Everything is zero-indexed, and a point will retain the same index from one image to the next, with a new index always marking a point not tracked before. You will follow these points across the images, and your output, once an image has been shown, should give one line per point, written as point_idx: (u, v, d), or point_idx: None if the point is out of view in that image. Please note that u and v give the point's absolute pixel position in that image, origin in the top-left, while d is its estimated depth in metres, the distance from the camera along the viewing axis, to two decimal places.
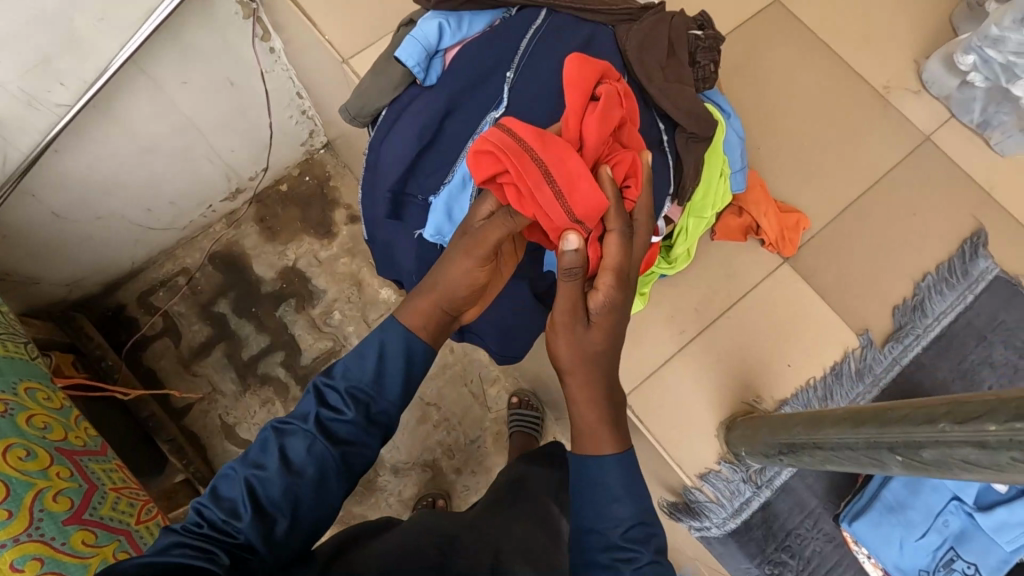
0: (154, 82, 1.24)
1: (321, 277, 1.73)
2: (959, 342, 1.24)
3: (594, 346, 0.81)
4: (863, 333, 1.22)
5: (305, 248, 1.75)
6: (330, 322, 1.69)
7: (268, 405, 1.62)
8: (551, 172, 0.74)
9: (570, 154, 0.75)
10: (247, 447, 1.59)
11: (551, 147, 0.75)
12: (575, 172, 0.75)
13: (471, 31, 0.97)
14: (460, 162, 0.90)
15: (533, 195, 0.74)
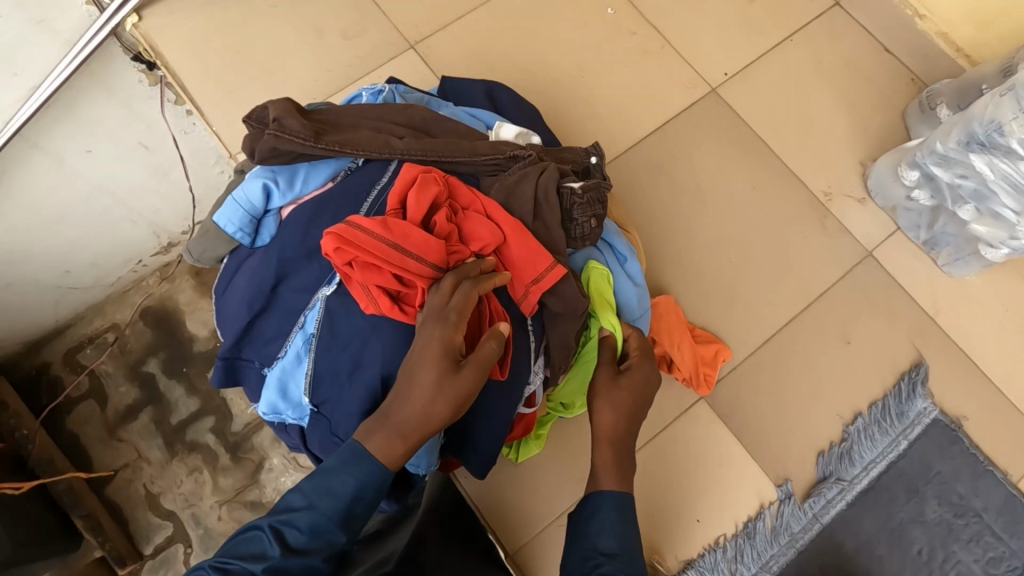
0: (50, 150, 1.16)
1: None
2: (889, 496, 1.28)
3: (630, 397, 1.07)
4: (783, 484, 1.27)
5: None
6: None
7: (194, 474, 1.55)
8: (406, 249, 0.87)
9: (411, 230, 0.88)
10: (170, 519, 1.52)
11: (396, 229, 0.88)
12: (418, 240, 0.88)
13: (305, 190, 0.99)
14: (296, 334, 0.94)
15: (395, 256, 0.86)
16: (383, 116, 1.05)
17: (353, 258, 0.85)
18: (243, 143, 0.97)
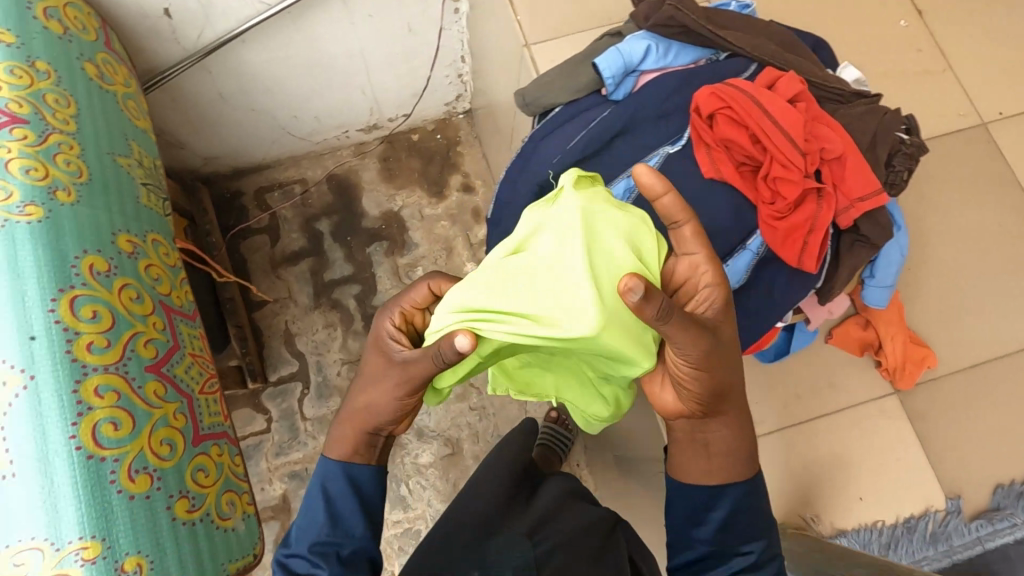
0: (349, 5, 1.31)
1: (419, 232, 1.79)
2: None
3: (728, 338, 0.70)
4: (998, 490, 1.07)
5: (414, 199, 1.81)
6: (411, 275, 1.75)
7: (330, 328, 1.70)
8: (767, 111, 0.90)
9: (777, 101, 0.91)
10: (299, 359, 1.67)
11: (764, 96, 0.91)
12: (781, 107, 0.90)
13: (675, 62, 1.03)
14: (622, 179, 0.95)
15: (760, 119, 0.89)
16: (757, 26, 1.07)
17: (713, 131, 0.93)
18: (640, 9, 1.05)
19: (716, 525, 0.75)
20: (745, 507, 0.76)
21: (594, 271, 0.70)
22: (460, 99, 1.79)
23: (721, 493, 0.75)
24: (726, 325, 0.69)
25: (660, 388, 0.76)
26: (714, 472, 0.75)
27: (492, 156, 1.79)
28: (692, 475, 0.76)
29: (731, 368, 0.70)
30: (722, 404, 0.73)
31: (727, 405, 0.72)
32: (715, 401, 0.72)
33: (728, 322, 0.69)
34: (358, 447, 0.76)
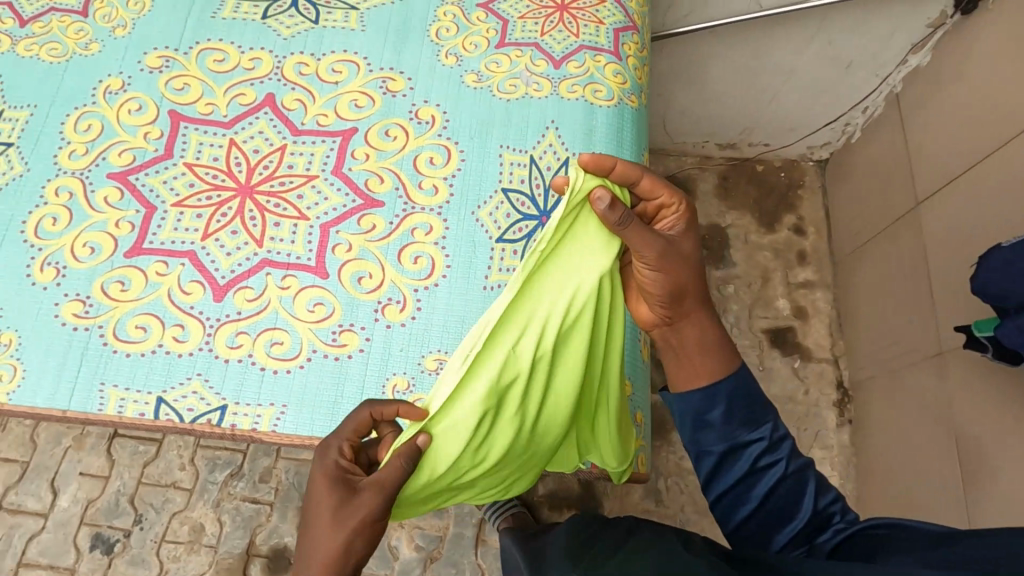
0: (820, 31, 1.42)
1: (740, 252, 1.81)
2: None
3: (690, 249, 0.66)
4: None
5: (742, 222, 1.85)
6: (720, 290, 1.77)
7: None
8: None
9: None
10: None
11: None
12: None
13: None
14: None
15: None
16: None
17: None
18: None
19: (722, 417, 0.68)
20: (743, 395, 0.68)
21: (534, 276, 0.65)
22: (827, 146, 1.83)
23: (716, 388, 0.68)
24: (684, 239, 0.66)
25: (636, 302, 0.71)
26: (726, 369, 0.69)
27: (839, 207, 1.79)
28: (729, 363, 0.69)
29: (702, 278, 0.67)
30: (694, 304, 0.68)
31: (693, 308, 0.68)
32: (701, 310, 0.68)
33: (692, 235, 0.67)
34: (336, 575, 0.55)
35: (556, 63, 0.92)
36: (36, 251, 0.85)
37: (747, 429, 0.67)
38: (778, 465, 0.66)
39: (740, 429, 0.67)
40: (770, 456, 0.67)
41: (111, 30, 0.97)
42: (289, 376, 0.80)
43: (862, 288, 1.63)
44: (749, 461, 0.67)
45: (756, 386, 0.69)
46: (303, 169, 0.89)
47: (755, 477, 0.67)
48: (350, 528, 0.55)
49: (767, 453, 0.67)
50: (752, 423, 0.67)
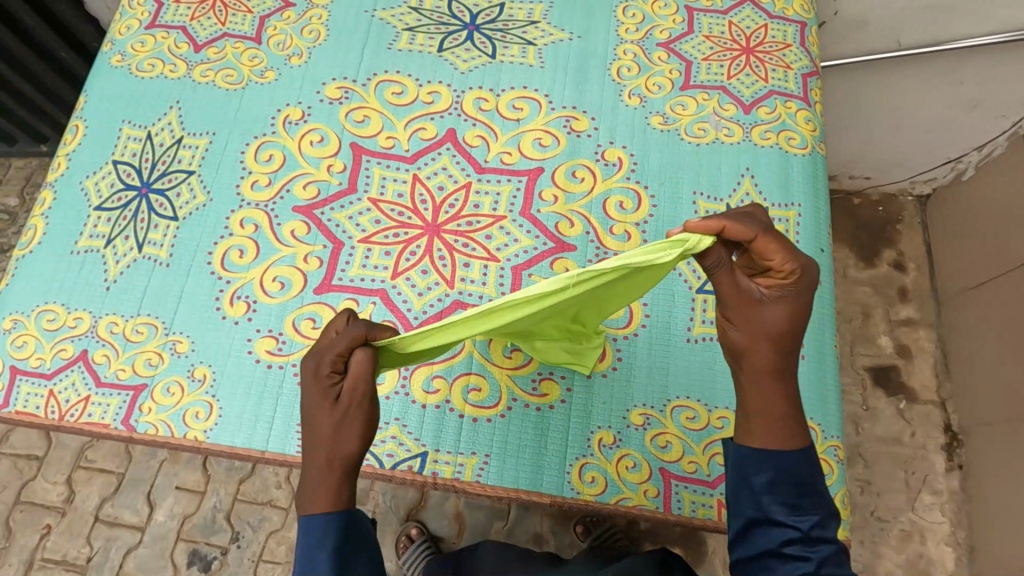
0: (954, 70, 1.36)
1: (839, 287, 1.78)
2: None
3: (783, 322, 0.59)
4: None
5: (840, 256, 1.82)
6: None
7: None
8: None
9: None
10: None
11: None
12: None
13: None
14: None
15: None
16: None
17: None
18: None
19: (763, 486, 0.61)
20: (793, 474, 0.60)
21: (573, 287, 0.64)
22: (930, 180, 1.77)
23: (766, 455, 0.61)
24: (777, 307, 0.59)
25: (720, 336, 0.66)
26: (775, 443, 0.61)
27: (944, 245, 1.75)
28: (784, 441, 0.61)
29: (777, 350, 0.60)
30: (759, 373, 0.61)
31: (757, 376, 0.61)
32: (766, 381, 0.60)
33: (792, 306, 0.59)
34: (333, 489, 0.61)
35: (746, 108, 0.90)
36: (225, 284, 0.84)
37: (778, 507, 0.60)
38: (822, 546, 0.59)
39: (776, 499, 0.60)
40: (801, 550, 0.59)
41: (286, 58, 0.97)
42: (489, 424, 0.78)
43: (974, 332, 1.61)
44: (769, 530, 0.61)
45: (813, 473, 0.61)
46: (489, 209, 0.88)
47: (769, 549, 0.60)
48: (352, 423, 0.62)
49: (795, 543, 0.59)
50: (789, 506, 0.60)
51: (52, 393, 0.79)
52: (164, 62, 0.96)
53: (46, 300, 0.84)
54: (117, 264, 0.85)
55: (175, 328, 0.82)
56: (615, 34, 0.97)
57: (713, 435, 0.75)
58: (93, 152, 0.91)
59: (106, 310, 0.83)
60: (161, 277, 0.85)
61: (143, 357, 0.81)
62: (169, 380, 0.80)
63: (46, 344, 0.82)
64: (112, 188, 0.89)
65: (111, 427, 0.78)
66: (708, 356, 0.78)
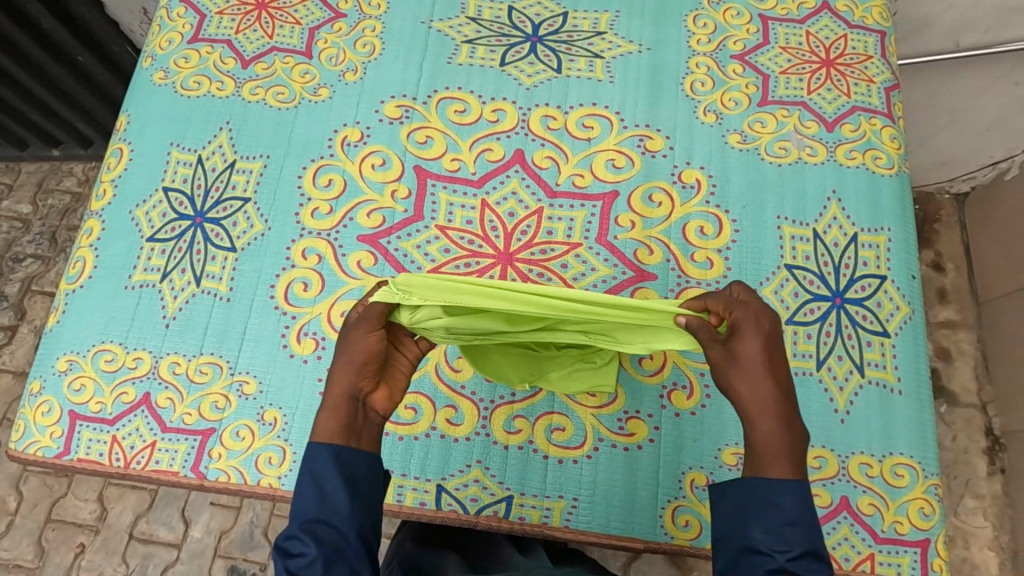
0: (1013, 71, 1.26)
1: None
2: None
3: (748, 349, 0.58)
4: None
5: None
6: None
7: None
8: None
9: None
10: None
11: None
12: None
13: None
14: None
15: None
16: None
17: None
18: None
19: (753, 522, 0.55)
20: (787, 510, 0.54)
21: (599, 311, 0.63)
22: (970, 177, 1.64)
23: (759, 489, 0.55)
24: (752, 337, 0.58)
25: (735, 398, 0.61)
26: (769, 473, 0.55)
27: (982, 245, 1.67)
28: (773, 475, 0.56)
29: (755, 379, 0.57)
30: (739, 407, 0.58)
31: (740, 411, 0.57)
32: (747, 415, 0.57)
33: (752, 329, 0.58)
34: (344, 421, 0.60)
35: (829, 126, 0.86)
36: (290, 319, 0.80)
37: (761, 538, 0.54)
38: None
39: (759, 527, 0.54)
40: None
41: (340, 74, 0.92)
42: (575, 466, 0.75)
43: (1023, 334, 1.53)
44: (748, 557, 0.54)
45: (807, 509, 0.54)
46: (563, 236, 0.84)
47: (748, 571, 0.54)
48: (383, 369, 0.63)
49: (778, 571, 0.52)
50: (773, 536, 0.54)
51: (115, 439, 0.76)
52: (211, 79, 0.92)
53: (102, 339, 0.80)
54: (175, 300, 0.81)
55: (241, 368, 0.79)
56: (687, 46, 0.92)
57: (811, 476, 0.72)
58: (142, 178, 0.87)
59: (168, 350, 0.79)
60: (222, 313, 0.81)
61: (209, 399, 0.77)
62: (239, 423, 0.76)
63: (106, 387, 0.78)
64: (164, 218, 0.84)
65: (181, 475, 0.75)
66: (801, 393, 0.75)
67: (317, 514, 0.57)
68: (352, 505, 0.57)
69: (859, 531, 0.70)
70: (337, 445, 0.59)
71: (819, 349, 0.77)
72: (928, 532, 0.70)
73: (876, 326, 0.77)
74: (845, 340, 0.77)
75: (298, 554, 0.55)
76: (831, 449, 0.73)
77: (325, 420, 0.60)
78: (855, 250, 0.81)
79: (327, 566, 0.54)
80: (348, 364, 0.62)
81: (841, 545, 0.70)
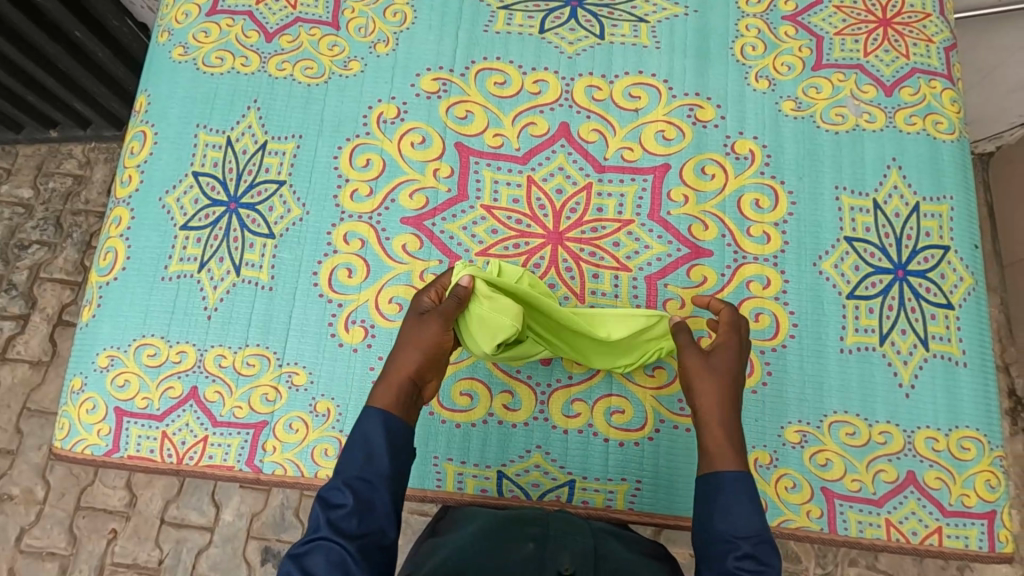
0: None
1: None
2: None
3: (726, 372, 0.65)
4: None
5: None
6: None
7: None
8: None
9: None
10: None
11: None
12: None
13: None
14: None
15: None
16: None
17: None
18: None
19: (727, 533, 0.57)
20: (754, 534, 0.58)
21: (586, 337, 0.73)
22: (995, 137, 1.34)
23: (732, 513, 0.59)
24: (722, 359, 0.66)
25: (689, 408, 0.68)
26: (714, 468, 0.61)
27: None
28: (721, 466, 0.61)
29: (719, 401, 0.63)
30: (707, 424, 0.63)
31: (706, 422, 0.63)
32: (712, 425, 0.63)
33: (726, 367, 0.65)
34: (400, 397, 0.63)
35: (888, 90, 0.83)
36: (337, 307, 0.78)
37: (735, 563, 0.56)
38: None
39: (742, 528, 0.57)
40: (754, 563, 0.56)
41: (371, 46, 0.87)
42: (637, 449, 0.74)
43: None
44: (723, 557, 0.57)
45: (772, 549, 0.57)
46: (614, 213, 0.81)
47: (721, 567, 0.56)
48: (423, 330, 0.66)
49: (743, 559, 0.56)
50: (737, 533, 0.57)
51: (166, 435, 0.74)
52: (234, 55, 0.86)
53: (143, 333, 0.77)
54: (215, 290, 0.78)
55: (288, 358, 0.76)
56: (735, 7, 0.88)
57: (876, 451, 0.72)
58: (169, 163, 0.83)
59: (211, 342, 0.77)
60: (265, 302, 0.78)
61: (259, 392, 0.75)
62: (291, 416, 0.75)
63: (151, 382, 0.75)
64: (196, 204, 0.81)
65: (236, 469, 0.73)
66: (864, 369, 0.74)
67: (359, 472, 0.59)
68: (393, 470, 0.60)
69: (927, 505, 0.70)
70: (387, 411, 0.62)
71: (882, 323, 0.75)
72: (994, 504, 0.70)
73: (940, 298, 0.76)
74: (908, 313, 0.75)
75: (337, 505, 0.57)
76: (895, 424, 0.73)
77: (381, 392, 0.63)
78: (916, 220, 0.78)
79: (361, 521, 0.57)
80: (413, 345, 0.65)
81: (908, 519, 0.70)
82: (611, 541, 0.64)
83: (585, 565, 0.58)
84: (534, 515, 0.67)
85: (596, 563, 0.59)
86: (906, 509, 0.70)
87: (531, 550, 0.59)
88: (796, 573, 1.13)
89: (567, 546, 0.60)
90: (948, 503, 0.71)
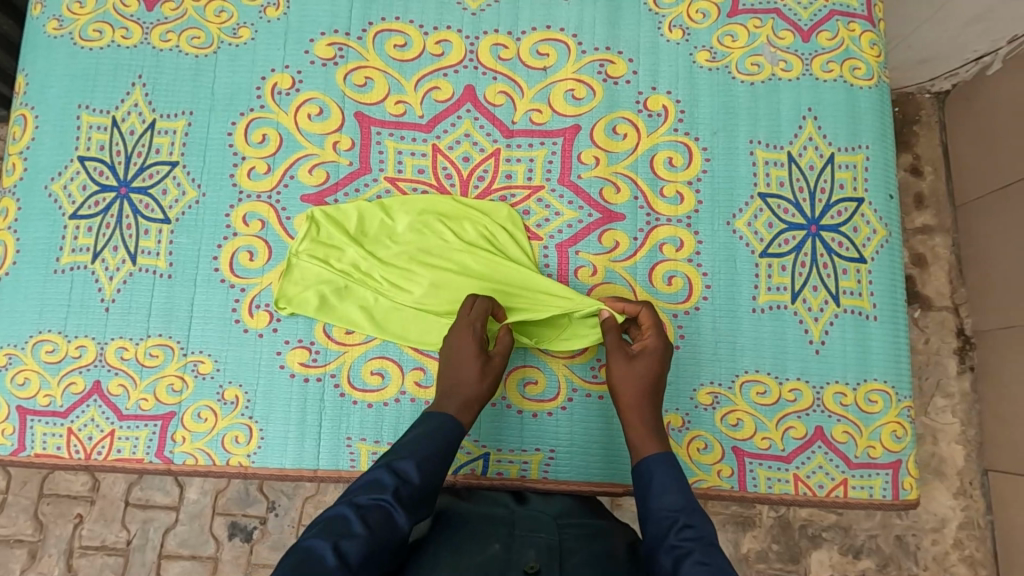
0: None
1: None
2: None
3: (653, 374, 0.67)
4: None
5: None
6: None
7: None
8: None
9: None
10: None
11: None
12: None
13: None
14: None
15: None
16: None
17: None
18: None
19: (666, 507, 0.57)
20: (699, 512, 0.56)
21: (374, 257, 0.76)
22: (948, 75, 1.20)
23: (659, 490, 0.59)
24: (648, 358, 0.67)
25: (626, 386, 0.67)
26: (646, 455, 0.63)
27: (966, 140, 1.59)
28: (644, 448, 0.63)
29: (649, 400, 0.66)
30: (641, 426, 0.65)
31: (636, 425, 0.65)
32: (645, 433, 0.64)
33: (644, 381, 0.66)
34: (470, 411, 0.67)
35: (805, 35, 0.79)
36: (240, 292, 0.75)
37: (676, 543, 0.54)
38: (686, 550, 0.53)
39: (673, 501, 0.57)
40: (692, 531, 0.54)
41: (261, 10, 0.81)
42: (550, 419, 0.74)
43: (1017, 247, 1.09)
44: (665, 535, 0.55)
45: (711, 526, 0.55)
46: (524, 179, 0.78)
47: (661, 545, 0.54)
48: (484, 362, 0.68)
49: (684, 530, 0.54)
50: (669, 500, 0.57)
51: (71, 432, 0.73)
52: (113, 26, 0.81)
53: (40, 330, 0.74)
54: (111, 281, 0.76)
55: (193, 347, 0.75)
56: None
57: (786, 409, 0.72)
58: (52, 147, 0.78)
59: (111, 335, 0.75)
60: (165, 290, 0.75)
61: (164, 382, 0.74)
62: (199, 405, 0.73)
63: (52, 379, 0.74)
64: (84, 191, 0.77)
65: (145, 461, 0.73)
66: (777, 327, 0.74)
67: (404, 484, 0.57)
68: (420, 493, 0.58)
69: (833, 458, 0.71)
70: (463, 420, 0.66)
71: (794, 281, 0.75)
72: (899, 454, 0.72)
73: (852, 253, 0.75)
74: (820, 269, 0.74)
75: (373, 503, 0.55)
76: (805, 381, 0.73)
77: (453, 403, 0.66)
78: (831, 172, 0.76)
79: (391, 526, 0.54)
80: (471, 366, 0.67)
81: (815, 473, 0.71)
82: (579, 536, 0.59)
83: (552, 559, 0.54)
84: (503, 516, 0.62)
85: (562, 556, 0.54)
86: (813, 465, 0.71)
87: (496, 550, 0.54)
88: (749, 517, 1.13)
89: (533, 543, 0.56)
90: (854, 455, 0.72)
